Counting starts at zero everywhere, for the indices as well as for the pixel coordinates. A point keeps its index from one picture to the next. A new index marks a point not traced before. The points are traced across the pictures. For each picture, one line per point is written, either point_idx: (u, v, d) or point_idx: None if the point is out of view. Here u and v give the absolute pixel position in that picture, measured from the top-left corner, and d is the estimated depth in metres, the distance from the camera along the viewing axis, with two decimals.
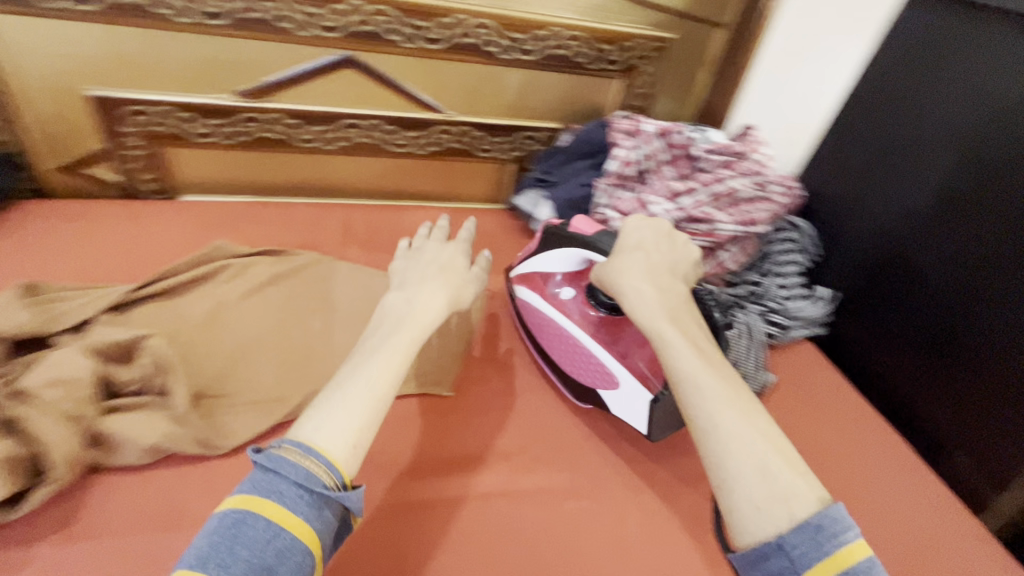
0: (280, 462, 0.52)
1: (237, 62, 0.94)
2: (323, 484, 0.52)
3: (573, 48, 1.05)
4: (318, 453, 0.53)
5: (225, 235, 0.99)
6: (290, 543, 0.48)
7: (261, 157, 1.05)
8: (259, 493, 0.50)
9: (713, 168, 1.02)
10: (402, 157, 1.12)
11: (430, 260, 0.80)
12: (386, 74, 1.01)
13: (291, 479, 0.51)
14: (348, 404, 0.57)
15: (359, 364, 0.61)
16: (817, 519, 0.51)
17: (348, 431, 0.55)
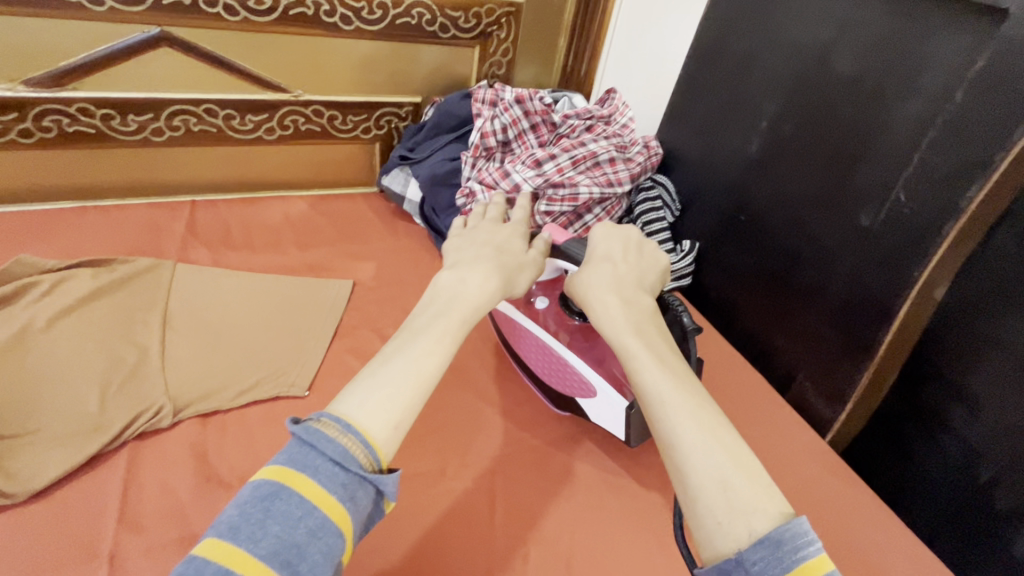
0: (314, 434, 0.42)
1: (22, 45, 0.81)
2: (360, 465, 0.42)
3: (421, 16, 1.01)
4: (354, 428, 0.43)
5: (37, 247, 0.85)
6: (321, 524, 0.39)
7: (76, 155, 0.91)
8: (302, 462, 0.41)
9: (575, 133, 1.02)
10: (251, 144, 1.03)
11: (485, 240, 0.64)
12: (212, 51, 0.91)
13: (327, 454, 0.41)
14: (391, 382, 0.46)
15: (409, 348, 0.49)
16: (776, 534, 0.41)
17: (394, 411, 0.45)
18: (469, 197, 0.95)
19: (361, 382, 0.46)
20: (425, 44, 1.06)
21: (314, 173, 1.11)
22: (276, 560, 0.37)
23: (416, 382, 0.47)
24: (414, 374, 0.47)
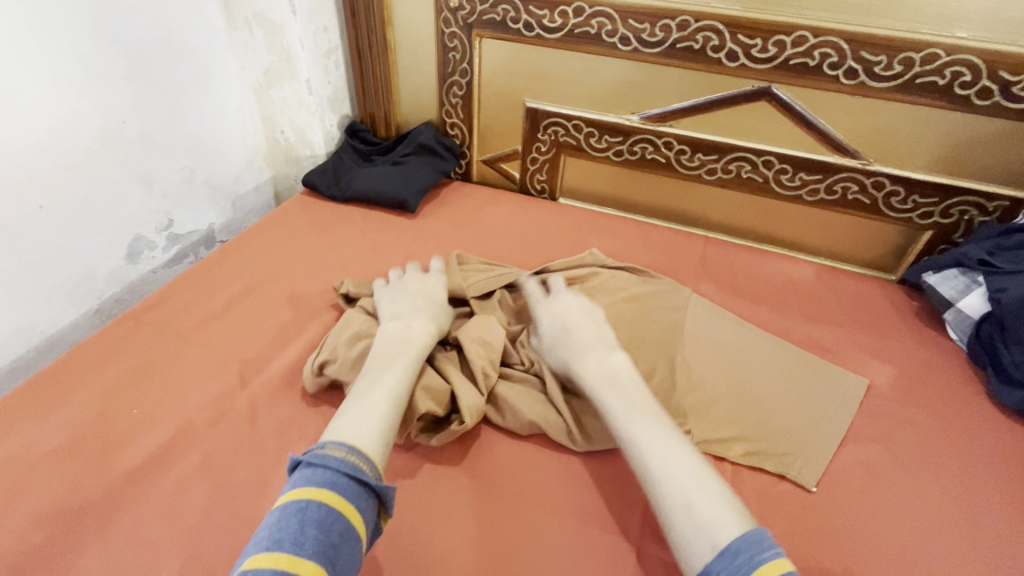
0: (323, 457, 0.52)
1: (477, 61, 1.08)
2: (365, 475, 0.52)
3: (823, 58, 0.84)
4: (359, 450, 0.54)
5: (435, 209, 1.13)
6: (348, 528, 0.48)
7: (486, 146, 1.19)
8: (329, 481, 0.50)
9: None
10: (602, 161, 1.10)
11: (413, 291, 0.79)
12: (597, 75, 1.00)
13: (340, 469, 0.51)
14: (364, 411, 0.59)
15: (370, 386, 0.63)
16: (735, 544, 0.47)
17: (375, 433, 0.57)
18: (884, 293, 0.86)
19: (347, 418, 0.58)
20: (818, 90, 0.87)
21: (655, 203, 1.11)
22: (321, 558, 0.45)
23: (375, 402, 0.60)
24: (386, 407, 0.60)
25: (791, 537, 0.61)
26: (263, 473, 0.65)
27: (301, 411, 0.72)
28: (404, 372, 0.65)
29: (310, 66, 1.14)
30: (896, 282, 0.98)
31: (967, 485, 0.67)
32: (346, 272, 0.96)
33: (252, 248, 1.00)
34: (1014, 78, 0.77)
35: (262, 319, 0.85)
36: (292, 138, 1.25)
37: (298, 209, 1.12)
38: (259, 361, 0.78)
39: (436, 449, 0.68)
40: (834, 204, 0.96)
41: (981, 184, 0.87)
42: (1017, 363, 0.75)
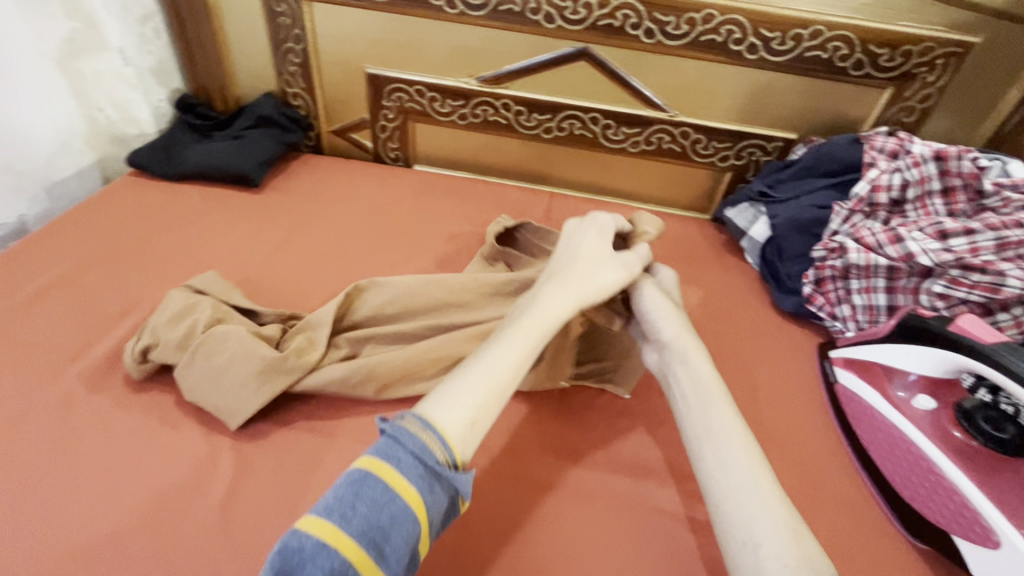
0: (399, 431, 0.48)
1: (308, 26, 1.05)
2: (436, 459, 0.47)
3: (625, 19, 0.93)
4: (434, 427, 0.49)
5: (282, 182, 1.10)
6: (401, 512, 0.44)
7: (333, 116, 1.17)
8: (390, 455, 0.46)
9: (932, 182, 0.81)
10: (448, 126, 1.13)
11: (587, 250, 0.71)
12: (429, 40, 1.02)
13: (411, 449, 0.47)
14: (473, 382, 0.54)
15: (483, 357, 0.57)
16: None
17: (467, 410, 0.51)
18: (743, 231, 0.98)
19: (445, 390, 0.53)
20: (625, 49, 0.97)
21: (503, 164, 1.17)
22: (365, 539, 0.42)
23: (491, 373, 0.55)
24: (493, 376, 0.55)
25: (607, 437, 0.70)
26: (83, 459, 0.61)
27: (125, 392, 0.69)
28: (526, 350, 0.59)
29: (121, 34, 1.07)
30: (710, 220, 1.13)
31: (752, 374, 0.80)
32: (182, 252, 0.91)
33: (67, 236, 0.91)
34: (772, 35, 0.90)
35: (80, 309, 0.78)
36: (115, 116, 1.13)
37: (124, 190, 1.03)
38: (75, 350, 0.72)
39: (277, 408, 0.69)
40: (653, 154, 1.08)
41: (763, 129, 1.02)
42: (790, 274, 0.92)
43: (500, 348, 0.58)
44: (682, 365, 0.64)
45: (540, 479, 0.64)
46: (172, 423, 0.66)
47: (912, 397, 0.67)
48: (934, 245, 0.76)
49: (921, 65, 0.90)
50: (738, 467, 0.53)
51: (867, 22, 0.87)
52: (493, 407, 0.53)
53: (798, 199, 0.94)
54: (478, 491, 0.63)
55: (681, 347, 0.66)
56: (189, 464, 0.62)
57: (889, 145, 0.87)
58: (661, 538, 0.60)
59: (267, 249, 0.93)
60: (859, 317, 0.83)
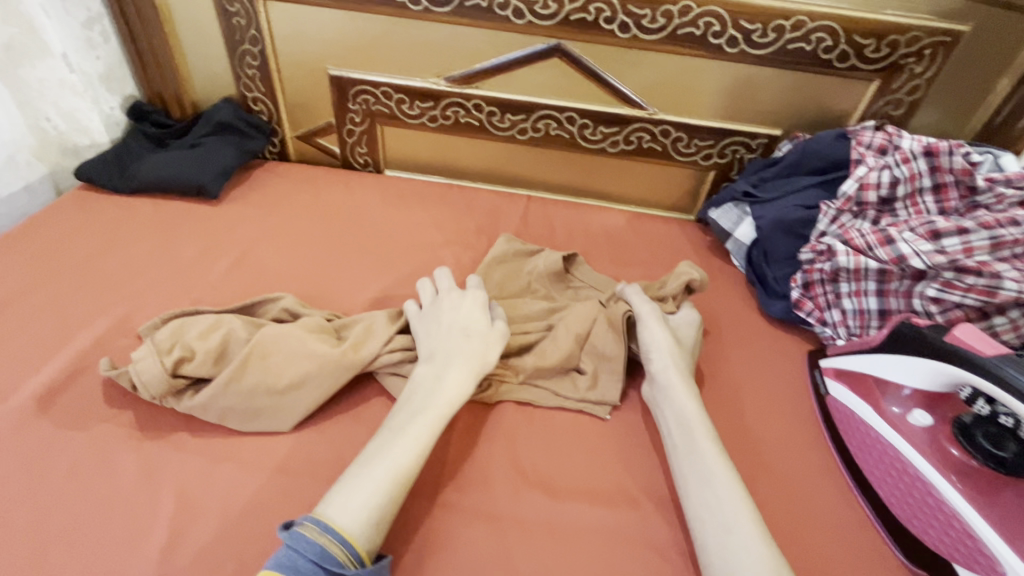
0: (296, 538, 0.47)
1: (265, 27, 0.99)
2: (335, 562, 0.46)
3: (598, 13, 0.88)
4: (334, 529, 0.48)
5: (243, 193, 1.04)
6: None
7: (297, 121, 1.12)
8: (289, 566, 0.45)
9: (919, 179, 0.78)
10: (417, 128, 1.08)
11: (452, 320, 0.70)
12: (395, 38, 0.97)
13: (308, 555, 0.46)
14: (366, 481, 0.52)
15: (380, 449, 0.56)
16: None
17: (365, 508, 0.50)
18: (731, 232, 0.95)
19: (344, 486, 0.52)
20: (601, 44, 0.92)
21: (478, 167, 1.11)
22: None
23: (389, 467, 0.54)
24: (390, 472, 0.53)
25: (586, 463, 0.65)
26: (6, 510, 0.55)
27: (56, 430, 0.62)
28: (423, 434, 0.57)
29: (64, 39, 0.99)
30: (694, 221, 1.09)
31: (739, 386, 0.76)
32: (130, 271, 0.84)
33: (4, 257, 0.84)
34: (753, 27, 0.86)
35: (13, 338, 0.72)
36: (63, 127, 1.06)
37: (69, 205, 0.96)
38: (4, 386, 0.66)
39: (227, 444, 0.63)
40: (633, 154, 1.03)
41: (746, 125, 0.97)
42: (778, 278, 0.88)
43: (395, 435, 0.57)
44: (669, 402, 0.64)
45: (514, 514, 0.60)
46: (108, 465, 0.60)
47: (907, 413, 0.63)
48: (926, 247, 0.71)
49: (908, 56, 0.86)
50: (728, 509, 0.53)
51: (851, 11, 0.83)
52: (396, 497, 0.53)
53: (784, 197, 0.89)
54: (446, 530, 0.58)
55: (671, 381, 0.65)
56: (125, 511, 0.56)
57: (877, 140, 0.83)
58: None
59: (223, 265, 0.87)
60: (849, 323, 0.79)
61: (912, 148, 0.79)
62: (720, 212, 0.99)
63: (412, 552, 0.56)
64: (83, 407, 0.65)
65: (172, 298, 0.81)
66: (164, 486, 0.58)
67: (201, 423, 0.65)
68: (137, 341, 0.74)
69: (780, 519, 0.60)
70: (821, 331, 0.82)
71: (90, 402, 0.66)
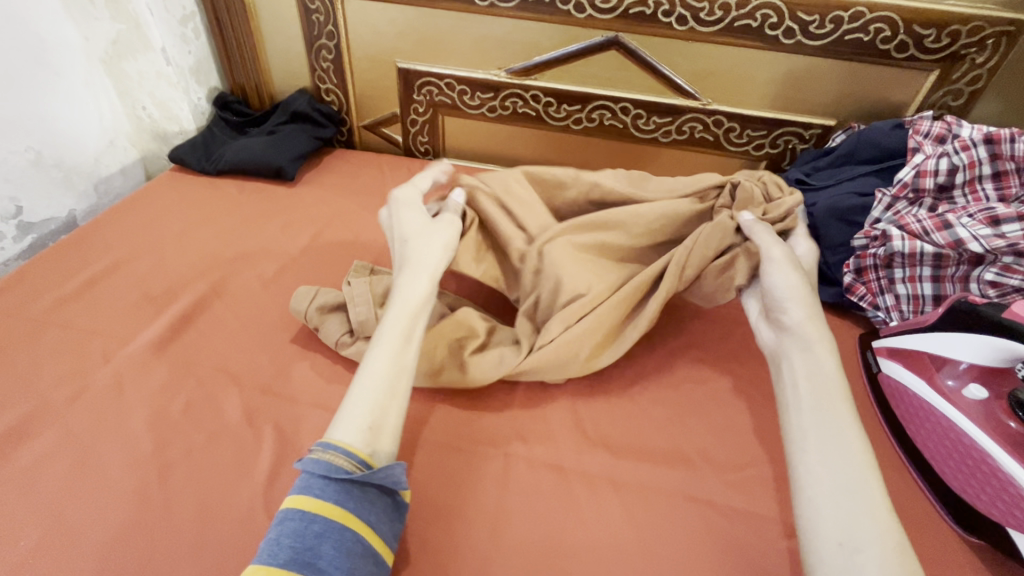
0: (305, 462, 0.50)
1: (341, 23, 1.07)
2: (345, 471, 0.49)
3: (657, 6, 0.92)
4: (336, 445, 0.50)
5: (317, 177, 1.13)
6: (328, 527, 0.46)
7: (367, 112, 1.20)
8: (305, 486, 0.48)
9: (980, 168, 0.78)
10: (477, 119, 1.14)
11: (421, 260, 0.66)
12: (461, 32, 1.03)
13: (315, 472, 0.49)
14: (356, 397, 0.54)
15: (364, 366, 0.57)
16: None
17: (358, 416, 0.53)
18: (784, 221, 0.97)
19: (342, 406, 0.54)
20: (658, 37, 0.95)
21: (532, 156, 1.17)
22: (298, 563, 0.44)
23: (382, 379, 0.55)
24: (377, 385, 0.55)
25: (641, 426, 0.69)
26: (133, 437, 0.64)
27: (170, 375, 0.71)
28: (404, 342, 0.59)
29: (163, 34, 1.10)
30: None
31: None
32: (223, 242, 0.93)
33: (117, 227, 0.94)
34: (810, 18, 0.88)
35: (129, 296, 0.81)
36: (156, 115, 1.16)
37: (165, 185, 1.06)
38: (125, 335, 0.75)
39: (317, 392, 0.70)
40: (685, 143, 1.07)
41: (800, 116, 0.99)
42: (830, 264, 0.89)
43: (390, 346, 0.58)
44: (805, 354, 0.57)
45: (575, 467, 0.64)
46: (216, 405, 0.68)
47: (961, 386, 0.64)
48: (985, 231, 0.72)
49: (969, 46, 0.87)
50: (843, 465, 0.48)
51: (911, 2, 0.84)
52: (394, 403, 0.55)
53: (838, 186, 0.91)
54: (513, 477, 0.63)
55: (805, 334, 0.58)
56: (232, 443, 0.64)
57: (935, 129, 0.84)
58: (698, 528, 0.59)
59: (303, 239, 0.95)
60: (903, 307, 0.80)
61: (974, 136, 0.79)
62: None
63: (482, 493, 0.61)
64: (191, 357, 0.73)
65: (260, 266, 0.89)
66: (265, 425, 0.66)
67: (294, 374, 0.72)
68: (234, 302, 0.82)
69: None
70: (875, 316, 0.83)
71: (197, 353, 0.74)
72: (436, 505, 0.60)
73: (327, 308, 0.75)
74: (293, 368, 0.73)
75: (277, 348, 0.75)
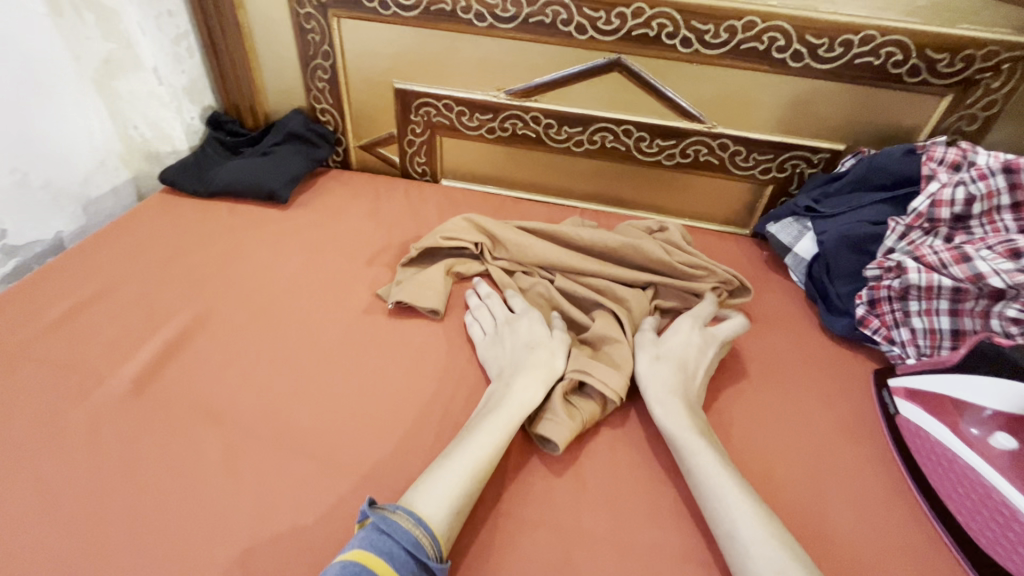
0: (392, 525, 0.50)
1: (337, 44, 1.05)
2: (425, 553, 0.50)
3: (661, 28, 0.89)
4: (423, 518, 0.52)
5: (310, 200, 1.09)
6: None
7: (363, 131, 1.17)
8: (386, 552, 0.49)
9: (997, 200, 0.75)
10: (475, 141, 1.11)
11: (518, 338, 0.75)
12: (459, 53, 1.01)
13: (401, 542, 0.49)
14: (457, 479, 0.56)
15: (464, 444, 0.60)
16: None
17: (447, 497, 0.54)
18: (795, 247, 0.94)
19: (430, 478, 0.56)
20: (661, 59, 0.93)
21: (534, 178, 1.14)
22: None
23: (476, 463, 0.58)
24: (473, 470, 0.57)
25: (648, 475, 0.65)
26: (108, 486, 0.60)
27: (148, 416, 0.67)
28: (501, 436, 0.61)
29: (155, 53, 1.07)
30: (750, 235, 1.08)
31: (803, 405, 0.74)
32: (212, 269, 0.90)
33: (101, 253, 0.91)
34: (819, 41, 0.85)
35: (110, 325, 0.78)
36: (149, 134, 1.14)
37: (153, 208, 1.03)
38: (102, 369, 0.72)
39: (305, 435, 0.66)
40: (689, 166, 1.04)
41: (809, 140, 0.96)
42: (841, 295, 0.86)
43: (489, 435, 0.61)
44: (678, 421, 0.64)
45: (577, 524, 0.60)
46: (195, 450, 0.64)
47: (988, 435, 0.61)
48: (1006, 265, 0.69)
49: (985, 71, 0.84)
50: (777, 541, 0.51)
51: (924, 26, 0.82)
52: (476, 488, 0.57)
53: (848, 213, 0.88)
54: (510, 535, 0.58)
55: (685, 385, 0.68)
56: (211, 491, 0.60)
57: (949, 155, 0.81)
58: None
59: (293, 266, 0.92)
60: (919, 342, 0.77)
61: (993, 164, 0.76)
62: (781, 226, 0.97)
63: (476, 550, 0.57)
64: (170, 395, 0.69)
65: (249, 295, 0.86)
66: (248, 472, 0.62)
67: (280, 413, 0.68)
68: (220, 333, 0.78)
69: (852, 544, 0.59)
70: (890, 349, 0.80)
71: (177, 392, 0.70)
72: None
73: (548, 414, 0.66)
74: (277, 409, 0.69)
75: (264, 386, 0.72)
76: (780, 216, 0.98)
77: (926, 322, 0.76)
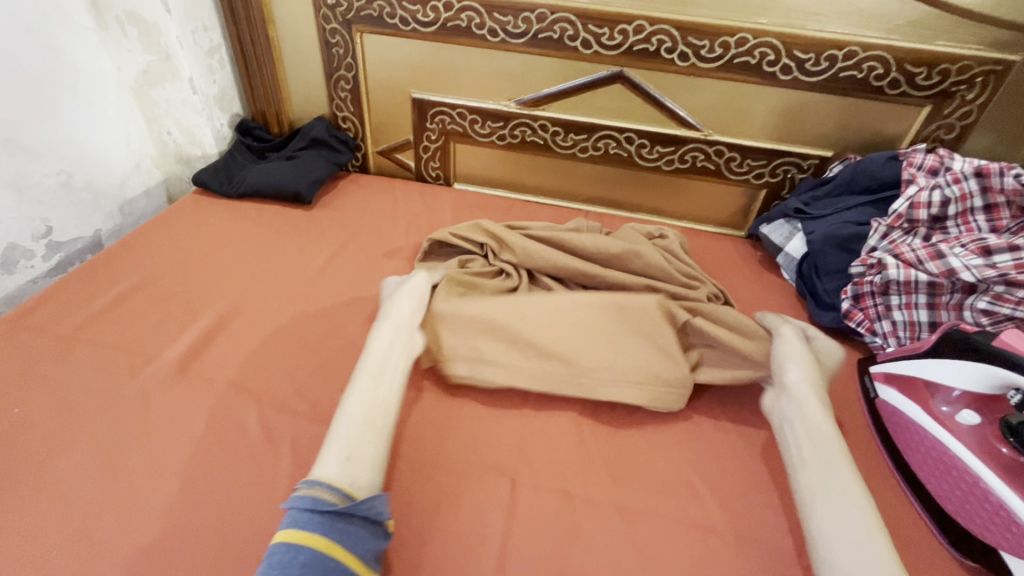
0: (291, 500, 0.53)
1: (359, 57, 1.13)
2: (329, 502, 0.53)
3: (660, 44, 0.97)
4: (323, 481, 0.54)
5: (333, 201, 1.17)
6: (314, 556, 0.49)
7: (382, 138, 1.25)
8: (293, 521, 0.52)
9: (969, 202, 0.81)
10: (486, 147, 1.19)
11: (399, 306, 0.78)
12: (473, 66, 1.08)
13: (302, 507, 0.52)
14: (340, 435, 0.59)
15: (345, 404, 0.63)
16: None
17: (339, 453, 0.57)
18: (787, 246, 1.00)
19: (327, 446, 0.58)
20: (660, 71, 1.00)
21: (541, 182, 1.21)
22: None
23: (359, 417, 0.61)
24: (359, 422, 0.61)
25: (647, 450, 0.71)
26: (158, 452, 0.67)
27: (192, 392, 0.74)
28: (374, 387, 0.65)
29: (191, 65, 1.13)
30: (745, 237, 1.15)
31: None
32: (243, 263, 0.97)
33: (143, 248, 0.99)
34: (806, 56, 0.92)
35: (154, 312, 0.85)
36: (181, 140, 1.21)
37: (187, 208, 1.11)
38: (149, 351, 0.79)
39: (333, 411, 0.73)
40: (687, 171, 1.11)
41: (799, 147, 1.03)
42: (829, 291, 0.92)
43: (365, 390, 0.64)
44: (799, 414, 0.66)
45: (582, 491, 0.66)
46: (236, 422, 0.71)
47: (955, 412, 0.66)
48: (977, 261, 0.75)
49: (960, 84, 0.91)
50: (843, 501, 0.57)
51: (903, 43, 0.89)
52: (370, 442, 0.60)
53: (835, 215, 0.94)
54: (521, 497, 0.64)
55: (801, 396, 0.67)
56: (251, 458, 0.67)
57: (927, 162, 0.88)
58: (700, 550, 0.61)
59: (318, 261, 0.99)
60: (900, 333, 0.83)
61: (967, 169, 0.82)
62: (774, 227, 1.04)
63: (491, 511, 0.63)
64: (212, 374, 0.76)
65: (279, 287, 0.93)
66: (283, 442, 0.69)
67: (311, 392, 0.75)
68: (253, 321, 0.86)
69: None
70: (872, 341, 0.85)
71: (218, 371, 0.77)
72: (447, 520, 0.62)
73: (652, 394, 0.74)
74: (308, 387, 0.76)
75: (295, 367, 0.78)
76: (773, 218, 1.04)
77: (905, 313, 0.82)
